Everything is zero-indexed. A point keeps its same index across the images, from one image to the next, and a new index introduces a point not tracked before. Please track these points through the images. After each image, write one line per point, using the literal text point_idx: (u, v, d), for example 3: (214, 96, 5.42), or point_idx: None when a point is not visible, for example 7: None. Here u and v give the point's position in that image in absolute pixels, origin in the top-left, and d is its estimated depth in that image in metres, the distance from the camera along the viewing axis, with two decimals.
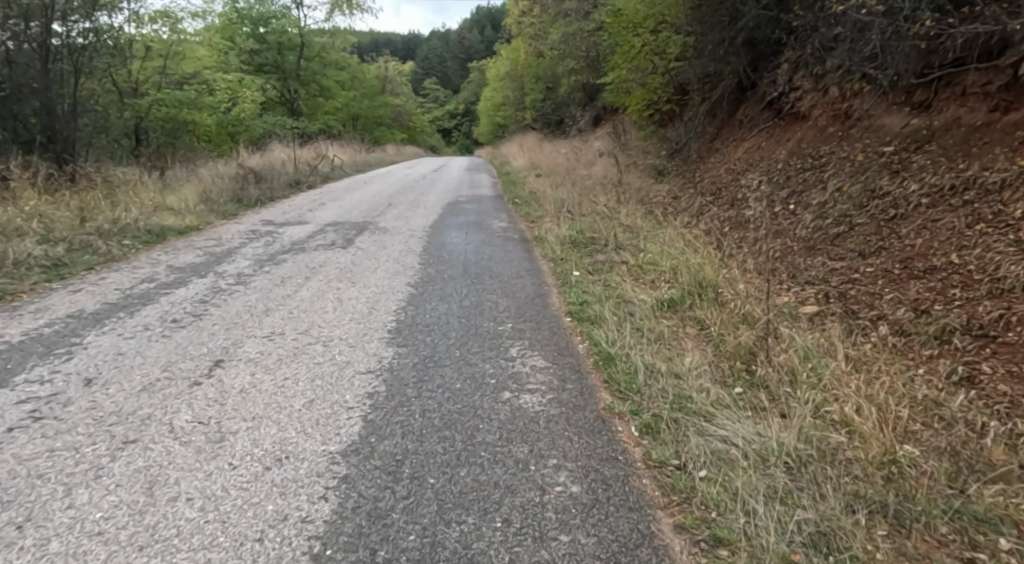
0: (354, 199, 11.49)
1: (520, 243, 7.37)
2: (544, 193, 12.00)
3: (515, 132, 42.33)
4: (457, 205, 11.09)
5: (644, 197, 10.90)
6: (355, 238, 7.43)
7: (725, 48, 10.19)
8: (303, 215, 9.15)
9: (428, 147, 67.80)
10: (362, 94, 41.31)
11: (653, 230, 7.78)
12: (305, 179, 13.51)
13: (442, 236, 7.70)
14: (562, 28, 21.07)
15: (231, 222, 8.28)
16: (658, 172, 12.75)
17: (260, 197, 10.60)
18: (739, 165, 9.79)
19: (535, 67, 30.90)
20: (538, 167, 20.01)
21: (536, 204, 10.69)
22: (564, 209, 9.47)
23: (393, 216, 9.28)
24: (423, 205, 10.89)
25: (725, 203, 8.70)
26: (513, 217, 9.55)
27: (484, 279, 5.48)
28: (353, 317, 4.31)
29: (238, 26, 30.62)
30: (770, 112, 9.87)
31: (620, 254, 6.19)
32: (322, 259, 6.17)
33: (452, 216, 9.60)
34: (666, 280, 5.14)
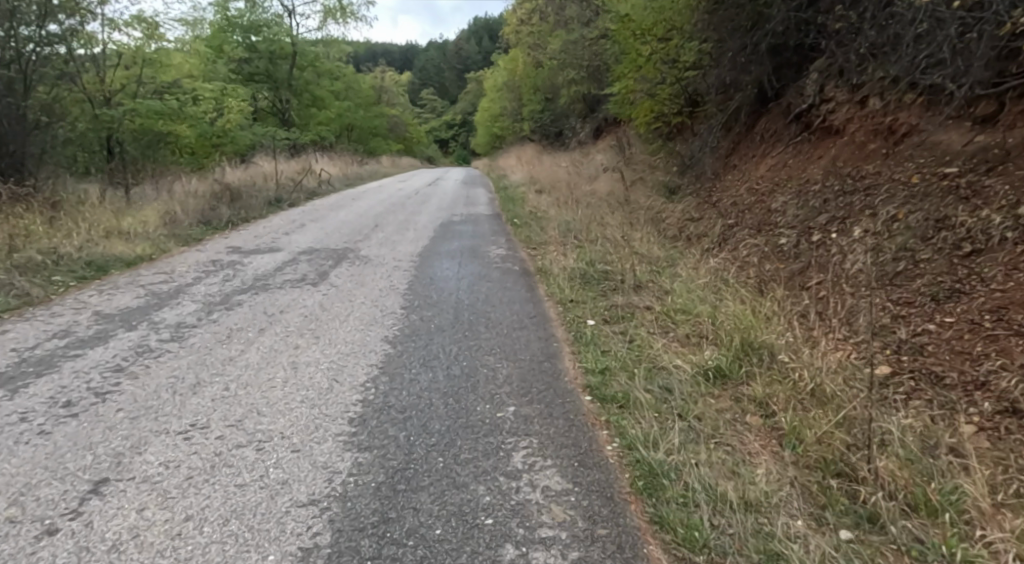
0: (337, 219, 10.49)
1: (521, 277, 6.36)
2: (545, 214, 11.06)
3: (513, 143, 41.54)
4: (450, 227, 10.10)
5: (656, 219, 9.94)
6: (330, 271, 6.43)
7: (747, 56, 9.27)
8: (278, 241, 8.17)
9: (425, 158, 66.96)
10: (356, 104, 40.45)
11: (674, 262, 6.82)
12: (287, 197, 12.56)
13: (432, 268, 6.69)
14: (563, 37, 20.26)
15: (191, 250, 7.29)
16: (670, 191, 11.80)
17: (232, 217, 9.63)
18: (763, 185, 8.84)
19: (534, 78, 30.04)
20: (537, 182, 19.05)
21: (536, 226, 9.73)
22: (569, 233, 8.49)
23: (378, 242, 8.30)
24: (413, 227, 9.90)
25: (752, 229, 7.74)
26: (512, 242, 8.56)
27: (478, 332, 4.47)
28: (307, 397, 3.30)
29: (228, 34, 29.77)
30: (798, 126, 8.92)
31: (640, 297, 5.20)
32: (284, 303, 5.15)
33: (445, 241, 8.60)
34: (704, 337, 4.15)
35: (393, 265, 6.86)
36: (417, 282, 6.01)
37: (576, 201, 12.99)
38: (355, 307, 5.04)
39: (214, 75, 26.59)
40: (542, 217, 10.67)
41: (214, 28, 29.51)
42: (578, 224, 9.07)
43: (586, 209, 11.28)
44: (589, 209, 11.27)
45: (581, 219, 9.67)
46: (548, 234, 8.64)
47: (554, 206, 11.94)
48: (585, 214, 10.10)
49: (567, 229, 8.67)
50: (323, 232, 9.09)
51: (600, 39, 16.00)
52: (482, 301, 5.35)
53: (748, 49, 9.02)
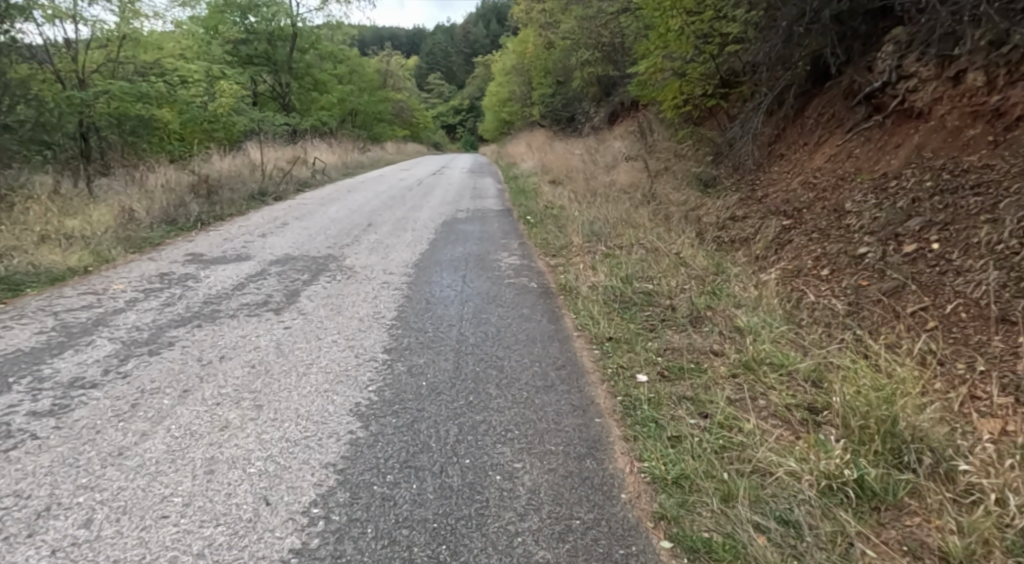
0: (326, 218, 9.24)
1: (541, 299, 5.09)
2: (562, 211, 9.76)
3: (522, 129, 40.15)
4: (454, 226, 8.84)
5: (693, 220, 8.61)
6: (302, 290, 5.18)
7: (805, 25, 7.88)
8: (250, 248, 6.94)
9: (432, 144, 65.62)
10: (360, 89, 39.04)
11: (728, 281, 5.53)
12: (273, 189, 11.31)
13: (429, 285, 5.44)
14: (578, 14, 18.86)
15: (141, 259, 6.08)
16: (704, 184, 10.45)
17: (202, 215, 8.40)
18: (825, 181, 7.49)
19: (544, 59, 28.53)
20: (549, 172, 17.72)
21: (554, 225, 8.46)
22: (594, 235, 7.20)
23: (368, 247, 7.03)
24: (411, 227, 8.63)
25: (818, 235, 6.44)
26: (526, 247, 7.30)
27: (488, 395, 3.21)
28: (210, 545, 2.04)
29: (225, 14, 28.41)
30: (866, 109, 7.55)
31: (703, 337, 3.92)
32: (230, 343, 3.88)
33: (447, 245, 7.34)
34: (813, 414, 2.89)
35: (381, 280, 5.59)
36: (411, 307, 4.76)
37: (596, 195, 11.67)
38: (320, 353, 3.76)
39: (208, 57, 25.31)
40: (559, 215, 9.36)
41: (209, 8, 28.14)
42: (604, 225, 7.77)
43: (609, 205, 9.97)
44: (612, 205, 9.95)
45: (606, 217, 8.37)
46: (567, 237, 7.35)
47: (572, 201, 10.62)
48: (609, 212, 8.80)
49: (590, 231, 7.38)
50: (307, 234, 7.86)
51: (620, 13, 14.53)
52: (492, 338, 4.09)
53: (808, 16, 7.62)
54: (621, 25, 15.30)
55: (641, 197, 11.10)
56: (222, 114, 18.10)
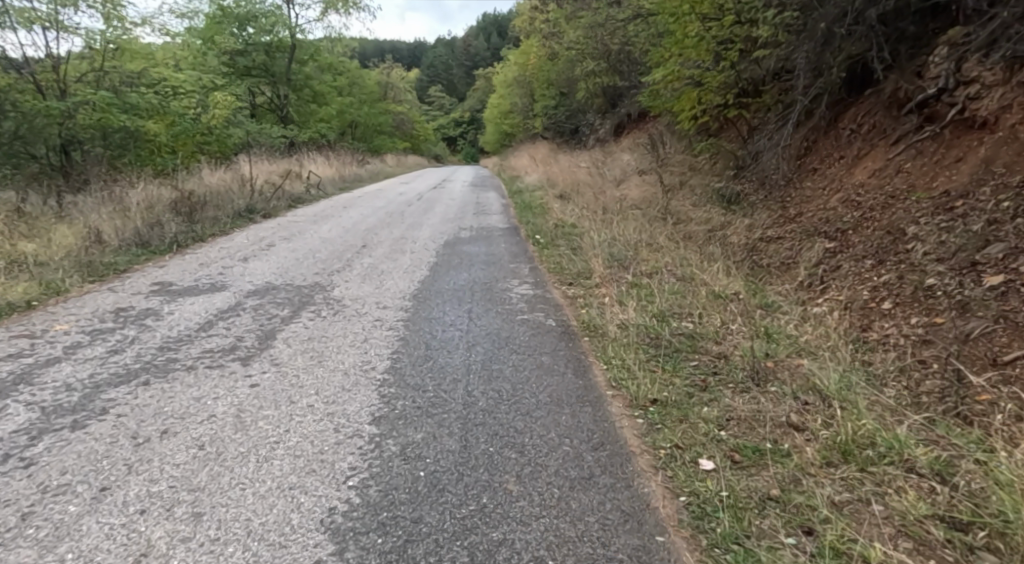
0: (317, 238, 8.48)
1: (562, 341, 4.31)
2: (575, 230, 8.99)
3: (524, 141, 39.62)
4: (456, 248, 8.07)
5: (720, 242, 7.83)
6: (279, 331, 4.39)
7: (846, 27, 7.15)
8: (228, 275, 6.16)
9: (432, 156, 65.17)
10: (360, 101, 38.47)
11: (780, 320, 4.73)
12: (262, 206, 10.56)
13: (430, 323, 4.68)
14: (585, 23, 18.25)
15: (98, 290, 5.30)
16: (727, 200, 9.69)
17: (180, 236, 7.64)
18: (871, 199, 6.73)
19: (548, 70, 27.93)
20: (555, 186, 17.03)
21: (568, 247, 7.69)
22: (616, 260, 6.43)
23: (361, 275, 6.26)
24: (410, 248, 7.85)
25: (873, 262, 5.67)
26: (539, 273, 6.52)
27: (508, 495, 2.41)
28: None
29: (222, 25, 27.84)
30: (917, 119, 6.81)
31: (773, 404, 3.12)
32: (178, 412, 3.06)
33: (450, 272, 6.57)
34: (962, 535, 2.09)
35: (373, 317, 4.80)
36: (408, 355, 3.97)
37: (608, 212, 10.92)
38: (290, 426, 2.96)
39: (203, 69, 24.70)
40: (572, 235, 8.59)
41: (206, 18, 27.58)
42: (623, 247, 6.99)
43: (624, 223, 9.21)
44: (629, 224, 9.18)
45: (624, 238, 7.60)
46: (585, 262, 6.57)
47: (583, 218, 9.87)
48: (627, 232, 8.02)
49: (610, 255, 6.61)
50: (294, 259, 7.08)
51: (630, 21, 13.87)
52: (508, 399, 3.29)
53: (852, 16, 6.90)
54: (632, 33, 14.61)
55: (658, 214, 10.34)
56: (214, 126, 17.40)
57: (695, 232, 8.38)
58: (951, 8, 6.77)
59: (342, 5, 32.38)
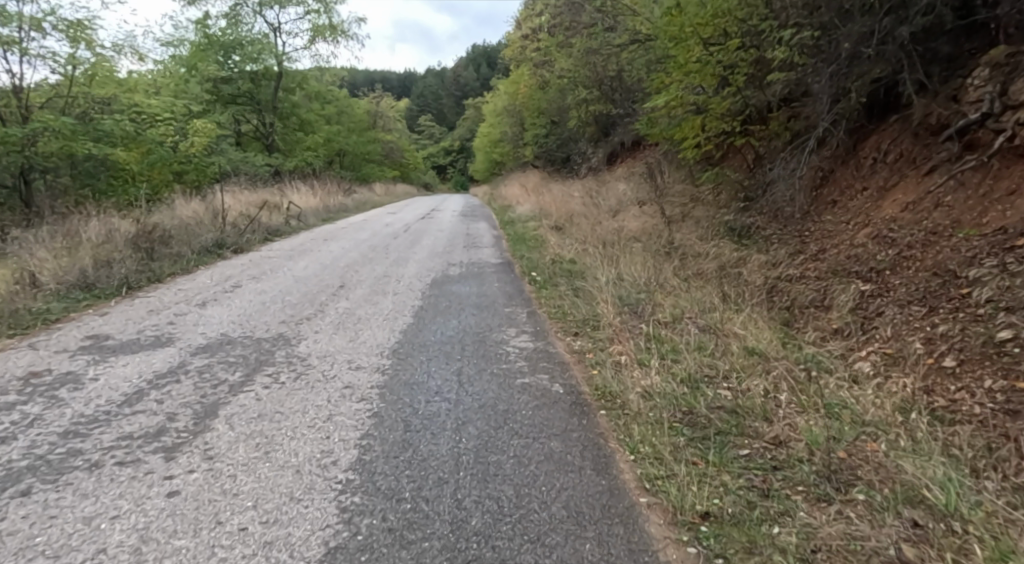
0: (289, 277, 7.66)
1: (574, 416, 3.51)
2: (576, 267, 8.25)
3: (514, 169, 39.25)
4: (444, 288, 7.28)
5: (735, 283, 7.10)
6: (223, 405, 3.55)
7: (872, 47, 6.55)
8: (179, 325, 5.31)
9: (422, 184, 64.84)
10: (348, 129, 38.01)
11: (832, 386, 3.96)
12: (233, 240, 9.76)
13: (414, 390, 3.87)
14: (577, 50, 17.85)
15: (14, 349, 4.44)
16: (737, 234, 9.00)
17: (133, 276, 6.80)
18: (908, 235, 6.03)
19: (539, 99, 27.53)
20: (549, 216, 16.41)
21: (570, 288, 6.91)
22: (627, 306, 5.67)
23: (333, 325, 5.43)
24: (392, 290, 7.04)
25: (923, 310, 4.95)
26: (539, 320, 5.73)
27: None
28: None
29: (208, 53, 27.34)
30: (956, 147, 6.18)
31: (872, 524, 2.32)
32: (49, 549, 2.21)
33: (437, 319, 5.76)
34: None
35: (342, 383, 3.97)
36: (381, 442, 3.13)
37: (608, 246, 10.22)
38: None
39: (186, 97, 24.08)
40: (573, 273, 7.84)
41: (191, 46, 27.08)
42: (632, 290, 6.24)
43: (627, 259, 8.49)
44: (633, 260, 8.44)
45: (631, 278, 6.85)
46: (591, 307, 5.79)
47: (581, 254, 9.15)
48: (633, 271, 7.27)
49: (619, 299, 5.86)
50: (260, 303, 6.24)
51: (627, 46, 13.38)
52: (511, 516, 2.46)
53: (881, 35, 6.30)
54: (629, 58, 14.09)
55: (662, 249, 9.65)
56: (192, 154, 16.67)
57: (708, 270, 7.64)
58: (989, 27, 6.21)
59: (330, 34, 32.04)
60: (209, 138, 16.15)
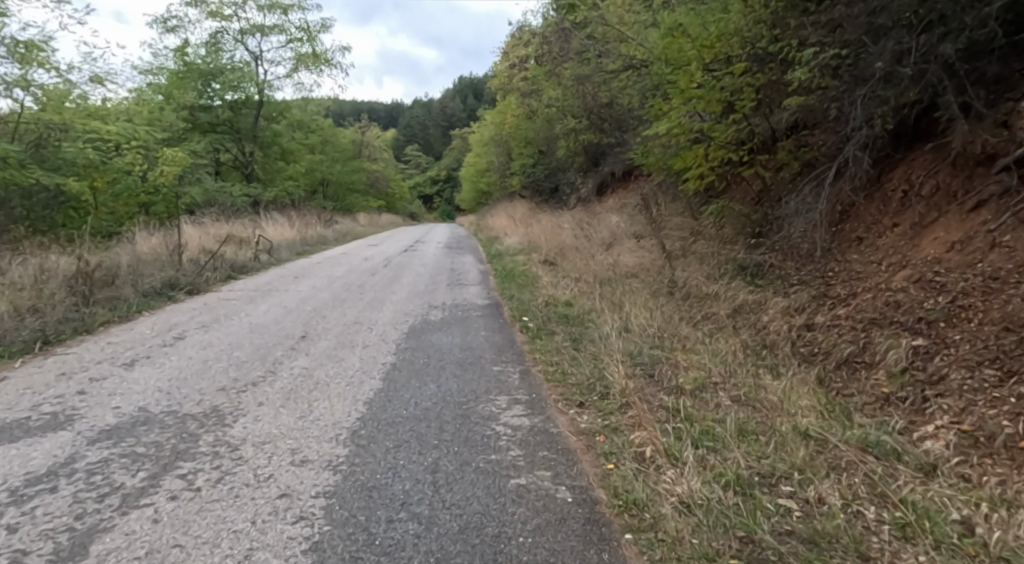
0: (244, 328, 6.66)
1: (589, 546, 2.55)
2: (574, 312, 7.33)
3: (502, 200, 38.72)
4: (421, 339, 6.31)
5: (756, 335, 6.23)
6: (101, 535, 2.56)
7: (907, 67, 5.82)
8: (89, 396, 4.29)
9: (408, 214, 64.26)
10: (332, 159, 37.37)
11: (922, 487, 3.05)
12: (189, 280, 8.78)
13: (375, 502, 2.89)
14: (566, 78, 17.31)
15: None
16: (749, 273, 8.16)
17: (55, 329, 5.81)
18: (960, 280, 5.21)
19: (527, 128, 26.94)
20: (538, 249, 15.63)
21: (569, 341, 5.98)
22: (641, 366, 4.73)
23: (282, 395, 4.43)
24: (361, 343, 6.06)
25: (1000, 375, 4.09)
26: (534, 384, 4.77)
27: None
28: None
29: (186, 81, 26.56)
30: (1010, 179, 5.42)
31: None
32: None
33: (412, 383, 4.77)
34: None
35: (275, 492, 2.97)
36: None
37: (607, 286, 9.34)
38: None
39: (160, 126, 23.20)
40: (571, 320, 6.94)
41: (169, 74, 26.32)
42: (645, 344, 5.31)
43: (631, 303, 7.60)
44: (637, 305, 7.55)
45: (639, 328, 5.95)
46: (598, 368, 4.85)
47: (578, 295, 8.24)
48: (640, 318, 6.37)
49: (631, 357, 4.93)
50: (200, 362, 5.23)
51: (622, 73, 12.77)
52: None
53: (920, 53, 5.57)
54: (622, 86, 13.49)
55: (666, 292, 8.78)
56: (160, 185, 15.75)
57: (721, 319, 6.79)
58: None
59: (313, 63, 31.46)
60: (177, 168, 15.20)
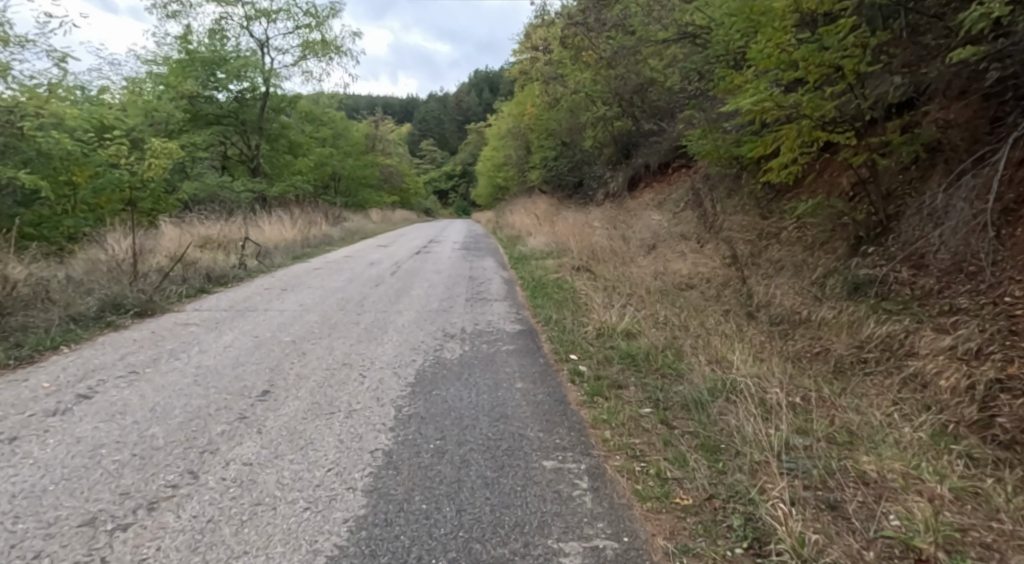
0: (187, 376, 4.78)
1: None
2: (642, 352, 5.39)
3: (520, 194, 36.91)
4: (433, 398, 4.39)
5: (921, 397, 4.27)
6: None
7: None
8: None
9: (423, 209, 62.80)
10: (343, 153, 35.74)
11: None
12: (141, 298, 6.97)
13: None
14: (599, 58, 15.36)
15: None
16: (869, 296, 6.16)
17: None
18: None
19: (549, 117, 24.90)
20: (568, 251, 13.76)
21: (652, 411, 4.05)
22: (807, 482, 2.80)
23: (187, 542, 2.54)
24: (343, 408, 4.15)
25: None
26: (619, 510, 2.84)
27: None
28: None
29: (188, 70, 24.90)
30: None
31: None
32: None
33: (415, 506, 2.87)
34: None
35: None
36: None
37: (673, 309, 7.38)
38: None
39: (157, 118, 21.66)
40: (644, 369, 5.00)
41: (170, 62, 24.71)
42: (788, 428, 3.36)
43: (718, 342, 5.64)
44: (724, 344, 5.59)
45: (761, 391, 4.00)
46: (730, 483, 2.94)
47: (641, 322, 6.30)
48: (753, 375, 4.42)
49: (782, 462, 3.00)
50: (87, 449, 3.36)
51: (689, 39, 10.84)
52: None
53: None
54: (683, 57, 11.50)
55: (750, 320, 6.85)
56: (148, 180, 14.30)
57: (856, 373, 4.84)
58: None
59: (322, 50, 29.65)
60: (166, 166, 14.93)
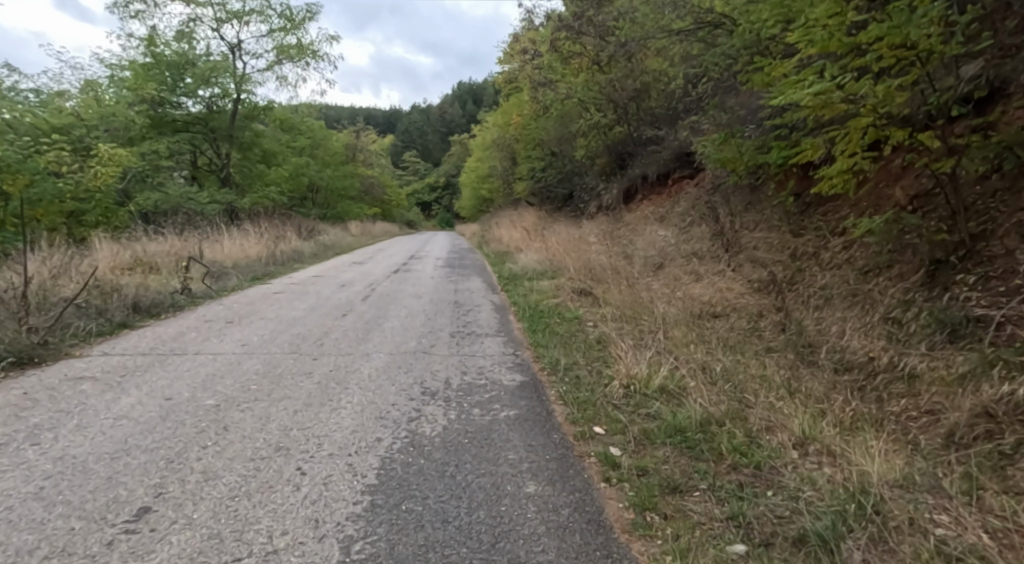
0: (36, 477, 3.21)
1: None
2: (695, 429, 3.92)
3: (506, 208, 35.50)
4: (402, 523, 2.86)
5: None
6: None
7: None
8: None
9: (405, 222, 61.17)
10: (320, 164, 34.10)
11: None
12: (27, 343, 5.35)
13: None
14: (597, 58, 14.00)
15: None
16: (976, 342, 4.76)
17: None
18: None
19: (538, 126, 23.51)
20: (565, 271, 12.33)
21: (749, 555, 2.57)
22: None
23: None
24: (255, 551, 2.60)
25: None
26: None
27: None
28: None
29: (153, 74, 23.09)
30: None
31: None
32: None
33: None
34: None
35: None
36: None
37: (710, 353, 5.93)
38: None
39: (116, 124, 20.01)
40: (707, 461, 3.52)
41: (135, 66, 22.84)
42: None
43: (794, 413, 4.18)
44: (803, 416, 4.14)
45: (926, 528, 2.54)
46: None
47: (682, 376, 4.84)
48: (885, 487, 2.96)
49: None
50: None
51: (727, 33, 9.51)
52: None
53: None
54: (713, 55, 10.13)
55: (812, 370, 5.43)
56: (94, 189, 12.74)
57: (1009, 466, 3.41)
58: None
59: (297, 55, 28.10)
60: (110, 173, 13.50)
